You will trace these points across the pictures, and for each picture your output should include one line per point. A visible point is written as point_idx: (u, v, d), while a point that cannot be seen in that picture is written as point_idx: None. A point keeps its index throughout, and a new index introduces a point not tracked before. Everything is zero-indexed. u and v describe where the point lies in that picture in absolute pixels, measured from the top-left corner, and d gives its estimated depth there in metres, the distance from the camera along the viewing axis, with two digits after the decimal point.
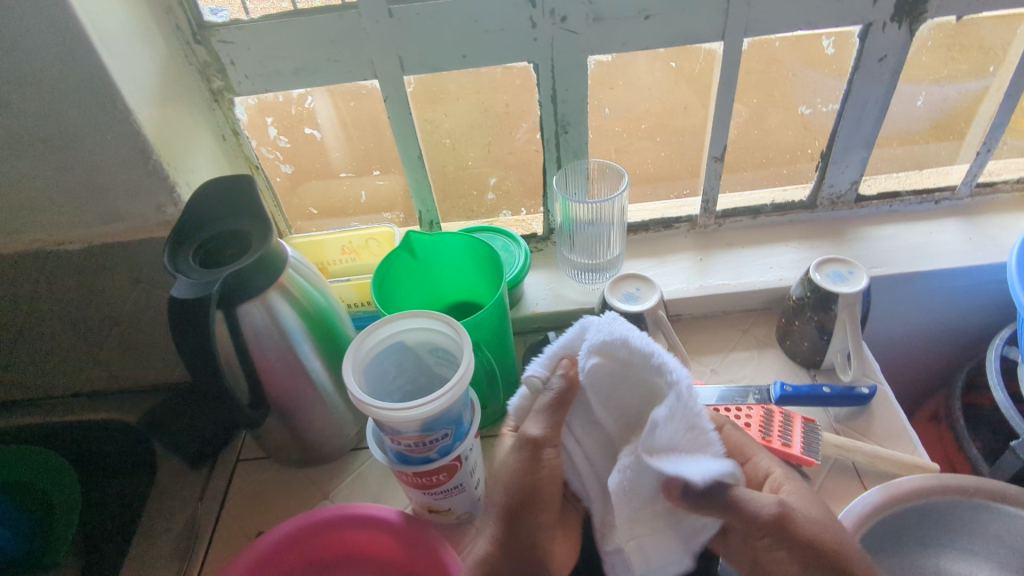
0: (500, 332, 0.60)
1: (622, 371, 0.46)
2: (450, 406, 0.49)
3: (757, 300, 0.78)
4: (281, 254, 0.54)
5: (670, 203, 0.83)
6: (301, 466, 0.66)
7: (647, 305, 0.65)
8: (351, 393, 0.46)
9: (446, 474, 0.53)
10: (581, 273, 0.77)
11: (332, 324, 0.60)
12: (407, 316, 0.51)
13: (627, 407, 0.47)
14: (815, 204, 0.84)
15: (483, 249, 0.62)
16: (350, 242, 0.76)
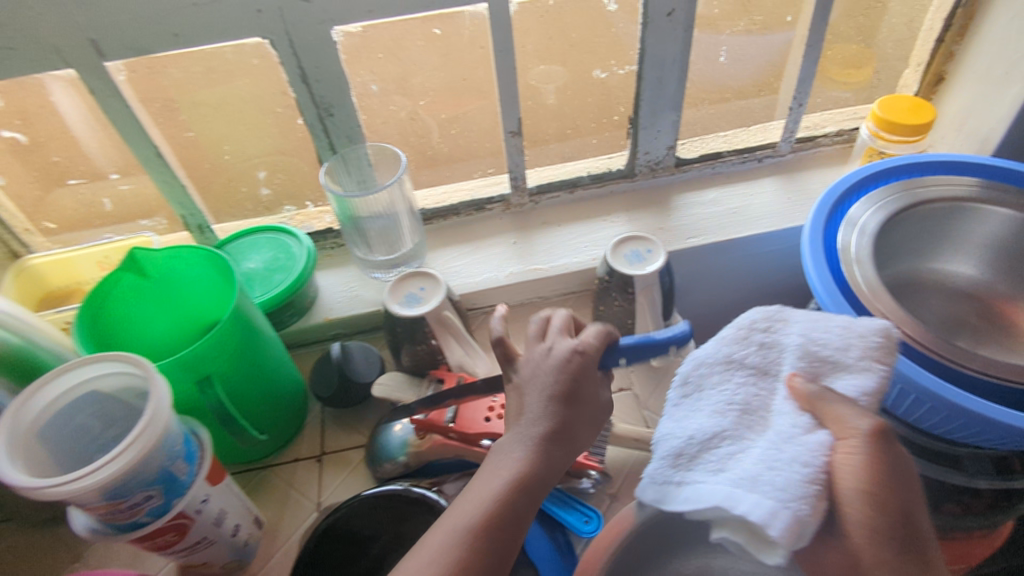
0: (250, 358, 0.53)
1: (761, 361, 0.42)
2: (144, 463, 0.41)
3: (572, 282, 0.73)
4: None
5: (478, 182, 0.76)
6: (50, 526, 0.58)
7: (426, 308, 0.58)
8: (2, 470, 0.38)
9: (174, 534, 0.46)
10: (380, 271, 0.70)
11: (41, 366, 0.51)
12: (87, 362, 0.42)
13: (746, 405, 0.42)
14: (634, 173, 0.79)
15: (223, 263, 0.53)
16: (107, 256, 0.66)
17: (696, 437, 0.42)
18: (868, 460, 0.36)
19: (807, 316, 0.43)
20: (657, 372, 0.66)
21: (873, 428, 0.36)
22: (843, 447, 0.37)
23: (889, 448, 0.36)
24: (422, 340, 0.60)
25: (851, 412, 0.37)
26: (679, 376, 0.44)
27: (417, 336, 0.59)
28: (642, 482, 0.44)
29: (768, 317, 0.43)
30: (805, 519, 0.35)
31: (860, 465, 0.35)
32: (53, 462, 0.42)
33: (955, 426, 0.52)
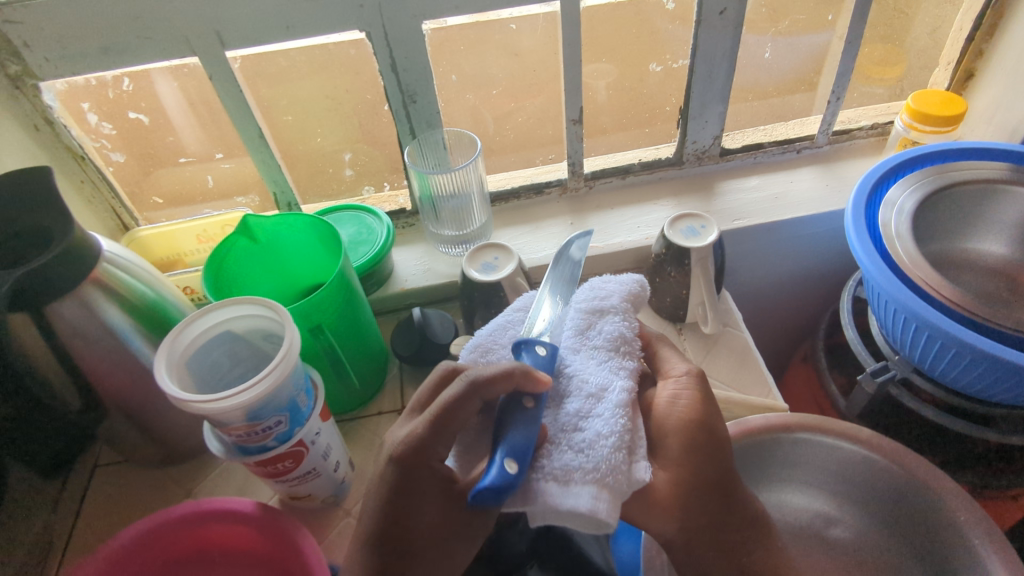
0: (350, 315, 0.59)
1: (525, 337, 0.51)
2: (279, 390, 0.47)
3: (626, 261, 0.78)
4: (93, 246, 0.51)
5: (538, 169, 0.83)
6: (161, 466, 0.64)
7: (503, 274, 0.64)
8: (164, 387, 0.44)
9: (293, 461, 0.52)
10: (450, 246, 0.76)
11: (169, 316, 0.58)
12: (230, 303, 0.48)
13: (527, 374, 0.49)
14: (682, 161, 0.85)
15: (326, 229, 0.60)
16: (205, 230, 0.73)
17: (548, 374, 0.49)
18: (693, 394, 0.47)
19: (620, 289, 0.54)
20: (708, 339, 0.71)
21: (694, 371, 0.48)
22: (684, 387, 0.47)
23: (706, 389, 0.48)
24: (495, 305, 0.65)
25: (680, 364, 0.50)
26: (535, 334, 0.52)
27: (491, 301, 0.65)
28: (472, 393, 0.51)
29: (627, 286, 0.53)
30: (616, 490, 0.40)
31: (690, 401, 0.46)
32: (197, 389, 0.48)
33: (992, 382, 0.56)
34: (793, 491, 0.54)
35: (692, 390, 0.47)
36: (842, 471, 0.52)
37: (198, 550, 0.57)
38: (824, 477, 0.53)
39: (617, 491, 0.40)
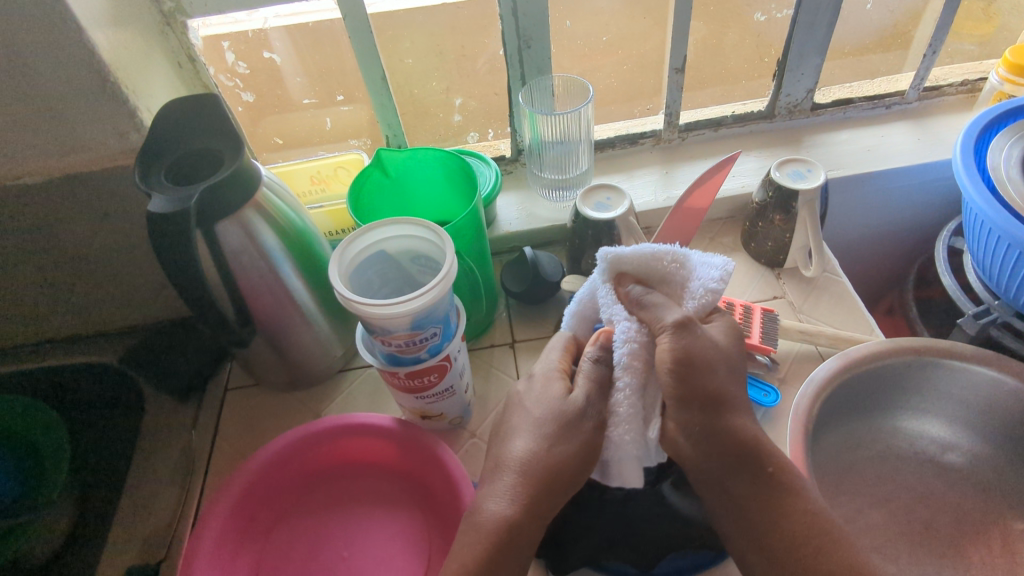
0: (478, 246, 0.62)
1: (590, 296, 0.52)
2: (438, 303, 0.50)
3: (721, 208, 0.80)
4: (254, 172, 0.54)
5: (633, 120, 0.85)
6: (289, 389, 0.68)
7: (618, 212, 0.67)
8: (339, 294, 0.47)
9: (437, 375, 0.55)
10: (551, 190, 0.79)
11: (310, 245, 0.61)
12: (389, 223, 0.51)
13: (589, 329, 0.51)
14: (773, 114, 0.86)
15: (455, 163, 0.62)
16: (319, 171, 0.76)
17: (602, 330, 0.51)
18: (679, 344, 0.44)
19: (633, 255, 0.48)
20: (807, 283, 0.73)
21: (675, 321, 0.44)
22: (661, 342, 0.44)
23: (694, 331, 0.44)
24: (607, 244, 0.68)
25: (657, 315, 0.45)
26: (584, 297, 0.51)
27: (603, 240, 0.68)
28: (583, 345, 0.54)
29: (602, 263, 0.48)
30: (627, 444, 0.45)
31: (676, 347, 0.43)
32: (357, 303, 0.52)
33: None
34: (911, 418, 0.57)
35: (681, 340, 0.44)
36: (966, 399, 0.54)
37: (338, 462, 0.60)
38: (947, 404, 0.55)
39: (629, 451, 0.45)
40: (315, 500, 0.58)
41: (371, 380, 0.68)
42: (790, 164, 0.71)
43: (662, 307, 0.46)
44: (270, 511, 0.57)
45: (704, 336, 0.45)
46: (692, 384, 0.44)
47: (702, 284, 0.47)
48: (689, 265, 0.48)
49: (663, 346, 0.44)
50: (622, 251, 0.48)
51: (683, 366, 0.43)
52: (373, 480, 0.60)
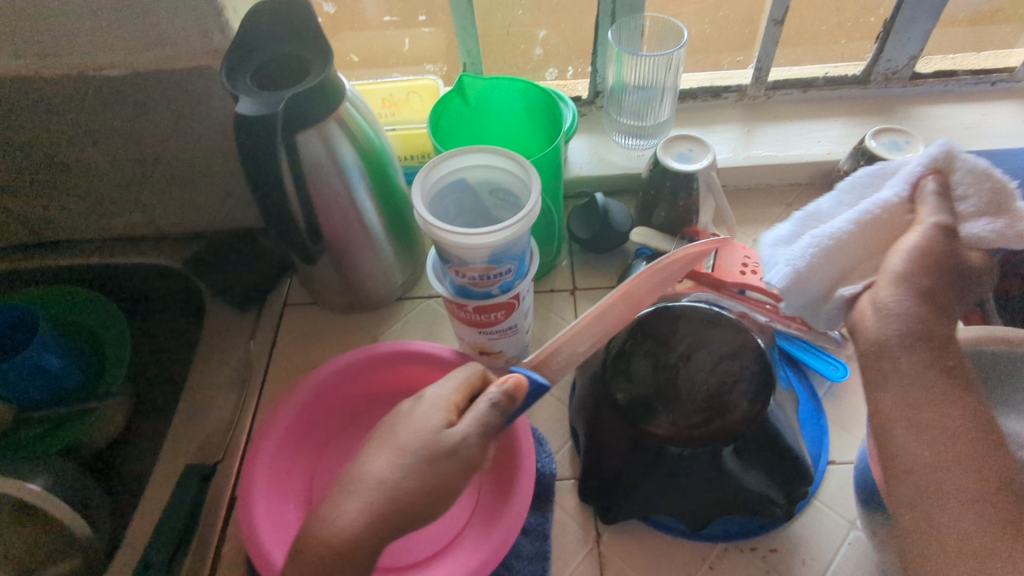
0: (553, 185, 0.60)
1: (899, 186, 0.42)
2: (518, 239, 0.49)
3: (802, 174, 0.77)
4: (339, 85, 0.53)
5: (719, 73, 0.81)
6: (348, 312, 0.68)
7: (700, 165, 0.64)
8: (421, 218, 0.46)
9: (504, 313, 0.54)
10: (627, 138, 0.76)
11: (385, 167, 0.60)
12: (475, 151, 0.49)
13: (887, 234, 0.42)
14: (868, 80, 0.81)
15: (538, 96, 0.60)
16: (391, 94, 0.73)
17: (829, 235, 0.40)
18: (930, 242, 0.36)
19: (974, 163, 0.37)
20: None
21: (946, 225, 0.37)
22: (915, 232, 0.37)
23: (952, 252, 0.36)
24: (683, 199, 0.66)
25: (941, 211, 0.37)
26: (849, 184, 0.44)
27: (680, 193, 0.65)
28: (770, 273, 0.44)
29: (934, 149, 0.38)
30: (810, 277, 0.41)
31: (922, 242, 0.36)
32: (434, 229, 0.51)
33: None
34: None
35: (941, 248, 0.36)
36: None
37: (393, 388, 0.60)
38: None
39: (804, 284, 0.42)
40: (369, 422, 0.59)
41: (430, 310, 0.68)
42: (885, 133, 0.67)
43: (948, 210, 0.37)
44: (323, 430, 0.58)
45: (965, 270, 0.36)
46: (926, 288, 0.36)
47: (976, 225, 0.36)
48: (1012, 202, 0.36)
49: (916, 239, 0.37)
50: (968, 154, 0.37)
51: (929, 261, 0.36)
52: None
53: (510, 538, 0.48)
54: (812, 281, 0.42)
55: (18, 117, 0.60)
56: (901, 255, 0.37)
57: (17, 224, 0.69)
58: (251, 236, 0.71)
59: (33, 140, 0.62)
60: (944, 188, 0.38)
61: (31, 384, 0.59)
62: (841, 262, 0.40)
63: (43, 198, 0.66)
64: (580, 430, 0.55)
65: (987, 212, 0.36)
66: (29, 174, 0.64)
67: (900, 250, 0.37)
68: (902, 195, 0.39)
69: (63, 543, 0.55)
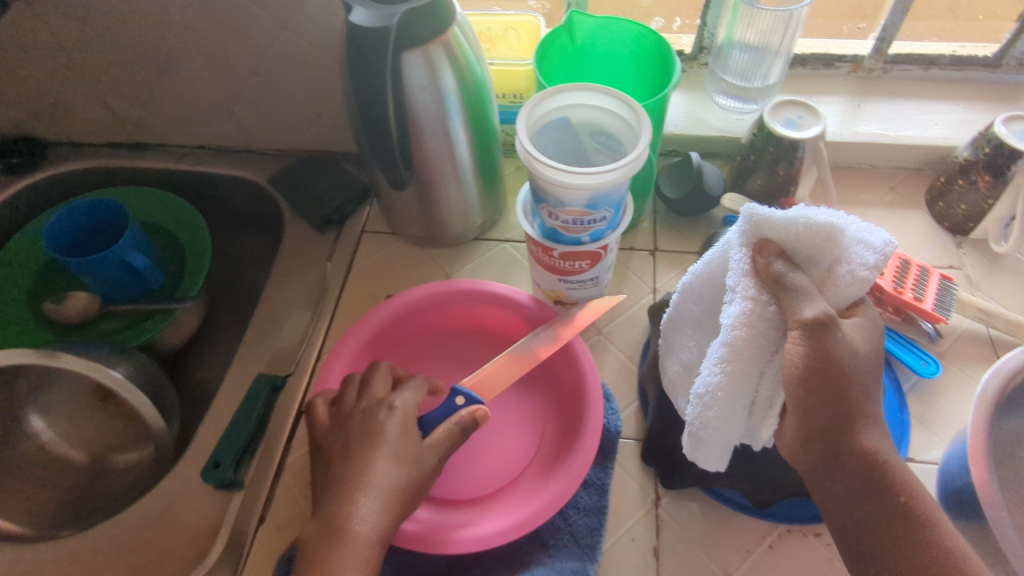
0: (653, 137, 0.58)
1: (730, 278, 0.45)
2: (619, 187, 0.47)
3: (911, 157, 0.72)
4: (450, 7, 0.51)
5: (836, 39, 0.75)
6: (423, 247, 0.67)
7: (808, 134, 0.60)
8: (523, 153, 0.44)
9: (589, 262, 0.52)
10: (729, 100, 0.72)
11: (484, 97, 0.58)
12: (585, 89, 0.47)
13: None
14: (1000, 63, 0.74)
15: (650, 41, 0.57)
16: (488, 27, 0.71)
17: (711, 389, 0.39)
18: (813, 348, 0.36)
19: (783, 222, 0.39)
20: (992, 259, 0.66)
21: (814, 318, 0.36)
22: (790, 339, 0.37)
23: (835, 336, 0.36)
24: (784, 168, 0.62)
25: (796, 303, 0.37)
26: (689, 286, 0.47)
27: (781, 162, 0.62)
28: (687, 438, 0.42)
29: (743, 224, 0.40)
30: (722, 429, 0.40)
31: (806, 352, 0.36)
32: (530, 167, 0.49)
33: None
34: None
35: (816, 342, 0.36)
36: None
37: (463, 326, 0.60)
38: None
39: (719, 439, 0.40)
40: (435, 355, 0.59)
41: (505, 253, 0.67)
42: (1015, 119, 0.61)
43: (803, 298, 0.37)
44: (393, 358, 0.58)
45: (846, 340, 0.37)
46: (814, 395, 0.37)
47: (850, 270, 0.38)
48: (844, 237, 0.38)
49: (789, 347, 0.37)
50: (773, 213, 0.39)
51: (810, 370, 0.36)
52: (494, 351, 0.59)
53: (576, 483, 0.47)
54: (728, 428, 0.40)
55: (124, 14, 0.60)
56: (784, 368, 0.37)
57: (114, 123, 0.70)
58: (334, 159, 0.71)
59: (136, 40, 0.62)
60: (786, 261, 0.39)
61: (117, 278, 0.61)
62: (736, 401, 0.39)
63: (141, 99, 0.68)
64: (651, 391, 0.54)
65: (835, 263, 0.39)
66: (129, 73, 0.65)
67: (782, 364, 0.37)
68: (749, 298, 0.39)
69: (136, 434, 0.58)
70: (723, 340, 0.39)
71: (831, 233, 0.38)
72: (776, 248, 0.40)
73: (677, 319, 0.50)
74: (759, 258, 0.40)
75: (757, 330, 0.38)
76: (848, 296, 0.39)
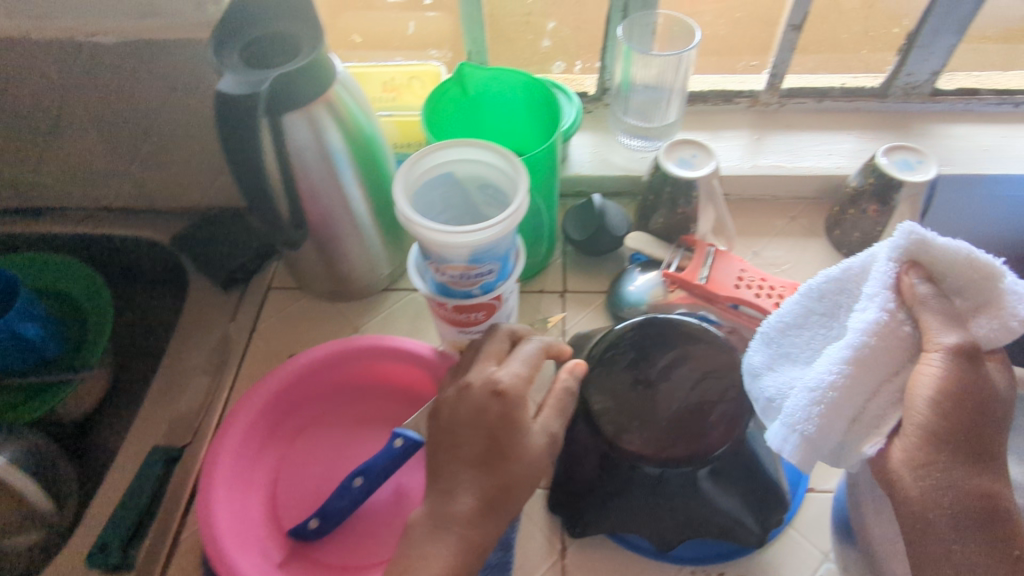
0: (549, 183, 0.58)
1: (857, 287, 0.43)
2: (502, 240, 0.47)
3: (809, 187, 0.75)
4: (330, 66, 0.51)
5: (733, 76, 0.78)
6: (331, 300, 0.66)
7: (701, 172, 0.62)
8: (401, 213, 0.44)
9: (484, 313, 0.52)
10: (633, 139, 0.73)
11: (376, 152, 0.58)
12: (465, 145, 0.48)
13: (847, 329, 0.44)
14: (887, 94, 0.78)
15: (539, 90, 0.57)
16: (392, 78, 0.71)
17: (824, 388, 0.40)
18: (950, 376, 0.36)
19: (949, 249, 0.39)
20: None
21: (959, 345, 0.37)
22: (927, 363, 0.37)
23: (974, 369, 0.37)
24: (682, 207, 0.64)
25: (943, 326, 0.38)
26: (819, 287, 0.45)
27: (679, 201, 0.63)
28: (784, 439, 0.42)
29: (901, 240, 0.40)
30: (811, 436, 0.41)
31: (943, 377, 0.37)
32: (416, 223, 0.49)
33: None
34: None
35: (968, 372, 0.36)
36: None
37: (369, 384, 0.59)
38: None
39: (814, 443, 0.41)
40: (341, 415, 0.58)
41: (416, 303, 0.66)
42: (895, 149, 0.64)
43: (940, 324, 0.38)
44: (297, 418, 0.57)
45: (987, 376, 0.37)
46: (947, 425, 0.36)
47: (1012, 314, 0.38)
48: (1001, 279, 0.39)
49: (928, 367, 0.37)
50: (935, 237, 0.39)
51: (955, 401, 0.36)
52: (401, 407, 0.58)
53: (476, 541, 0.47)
54: (826, 433, 0.41)
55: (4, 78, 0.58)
56: (913, 388, 0.38)
57: None
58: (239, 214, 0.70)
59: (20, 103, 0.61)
60: (930, 286, 0.39)
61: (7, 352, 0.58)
62: (847, 405, 0.40)
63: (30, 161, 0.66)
64: None
65: (983, 308, 0.39)
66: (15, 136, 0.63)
67: (911, 383, 0.38)
68: (887, 311, 0.39)
69: (20, 520, 0.54)
70: (851, 344, 0.40)
71: (991, 274, 0.39)
72: (925, 270, 0.40)
73: (783, 325, 0.47)
74: (906, 275, 0.40)
75: (889, 341, 0.39)
76: (992, 342, 0.39)
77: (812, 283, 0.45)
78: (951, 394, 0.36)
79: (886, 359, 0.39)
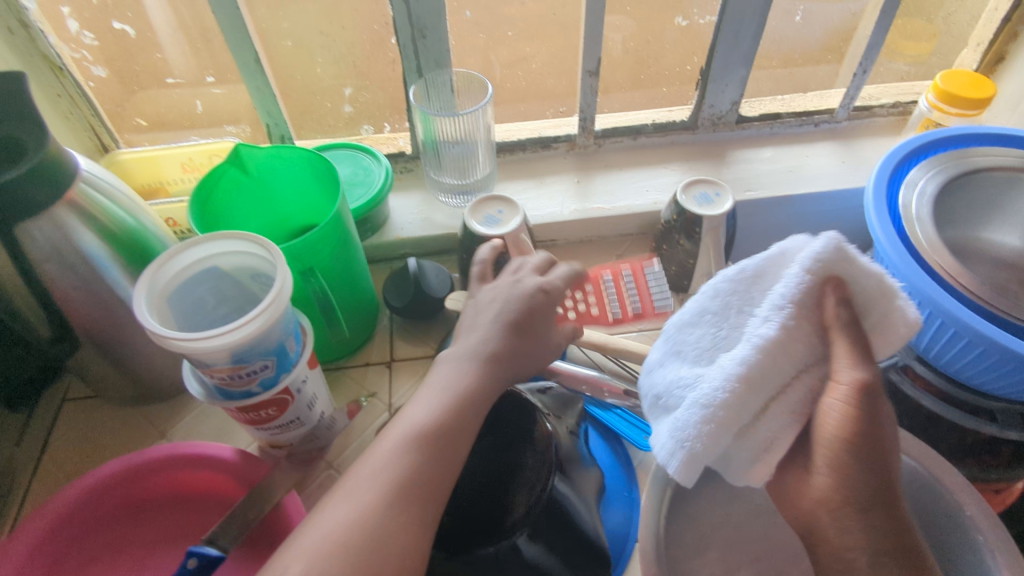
0: (345, 259, 0.56)
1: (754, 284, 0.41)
2: (268, 333, 0.44)
3: (631, 224, 0.76)
4: (70, 166, 0.47)
5: (548, 122, 0.79)
6: (133, 406, 0.61)
7: (506, 229, 0.61)
8: (144, 322, 0.41)
9: (276, 409, 0.49)
10: (450, 196, 0.73)
11: (147, 249, 0.54)
12: (218, 237, 0.45)
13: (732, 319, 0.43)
14: (696, 125, 0.81)
15: (322, 164, 0.56)
16: (191, 158, 0.67)
17: (715, 400, 0.36)
18: (853, 404, 0.37)
19: (865, 266, 0.37)
20: None
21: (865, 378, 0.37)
22: (834, 391, 0.37)
23: (869, 402, 0.37)
24: None
25: (851, 356, 0.37)
26: (715, 290, 0.42)
27: None
28: (671, 449, 0.38)
29: (826, 248, 0.37)
30: (699, 451, 0.37)
31: (845, 410, 0.37)
32: (180, 325, 0.45)
33: (1002, 378, 0.54)
34: None
35: (862, 402, 0.37)
36: None
37: (170, 496, 0.54)
38: None
39: (702, 457, 0.37)
40: (135, 537, 0.52)
41: None
42: (694, 183, 0.66)
43: (842, 355, 0.37)
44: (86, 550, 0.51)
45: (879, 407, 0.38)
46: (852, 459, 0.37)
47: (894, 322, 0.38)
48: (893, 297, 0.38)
49: (834, 398, 0.37)
50: (858, 255, 0.37)
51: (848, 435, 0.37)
52: (207, 517, 0.54)
53: None
54: (710, 448, 0.37)
55: None
56: (819, 422, 0.38)
57: None
58: None
59: None
60: (844, 303, 0.38)
61: None
62: (731, 420, 0.37)
63: None
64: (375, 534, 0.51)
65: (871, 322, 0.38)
66: None
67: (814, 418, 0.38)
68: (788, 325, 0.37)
69: None
70: (744, 355, 0.37)
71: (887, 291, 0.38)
72: (840, 284, 0.38)
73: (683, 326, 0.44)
74: (822, 285, 0.38)
75: (800, 365, 0.38)
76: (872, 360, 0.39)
77: (712, 283, 0.43)
78: (861, 427, 0.37)
79: (778, 376, 0.37)
